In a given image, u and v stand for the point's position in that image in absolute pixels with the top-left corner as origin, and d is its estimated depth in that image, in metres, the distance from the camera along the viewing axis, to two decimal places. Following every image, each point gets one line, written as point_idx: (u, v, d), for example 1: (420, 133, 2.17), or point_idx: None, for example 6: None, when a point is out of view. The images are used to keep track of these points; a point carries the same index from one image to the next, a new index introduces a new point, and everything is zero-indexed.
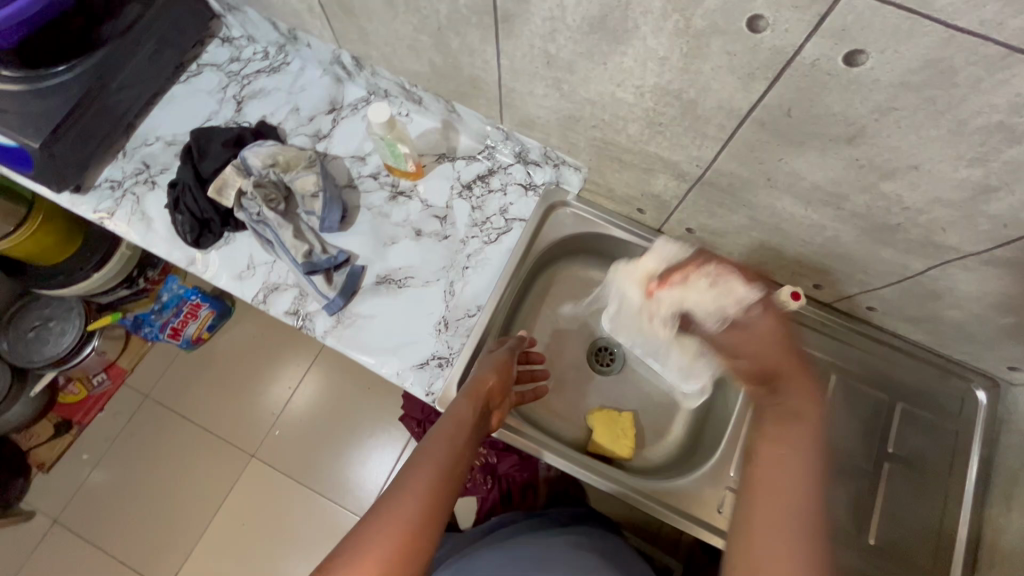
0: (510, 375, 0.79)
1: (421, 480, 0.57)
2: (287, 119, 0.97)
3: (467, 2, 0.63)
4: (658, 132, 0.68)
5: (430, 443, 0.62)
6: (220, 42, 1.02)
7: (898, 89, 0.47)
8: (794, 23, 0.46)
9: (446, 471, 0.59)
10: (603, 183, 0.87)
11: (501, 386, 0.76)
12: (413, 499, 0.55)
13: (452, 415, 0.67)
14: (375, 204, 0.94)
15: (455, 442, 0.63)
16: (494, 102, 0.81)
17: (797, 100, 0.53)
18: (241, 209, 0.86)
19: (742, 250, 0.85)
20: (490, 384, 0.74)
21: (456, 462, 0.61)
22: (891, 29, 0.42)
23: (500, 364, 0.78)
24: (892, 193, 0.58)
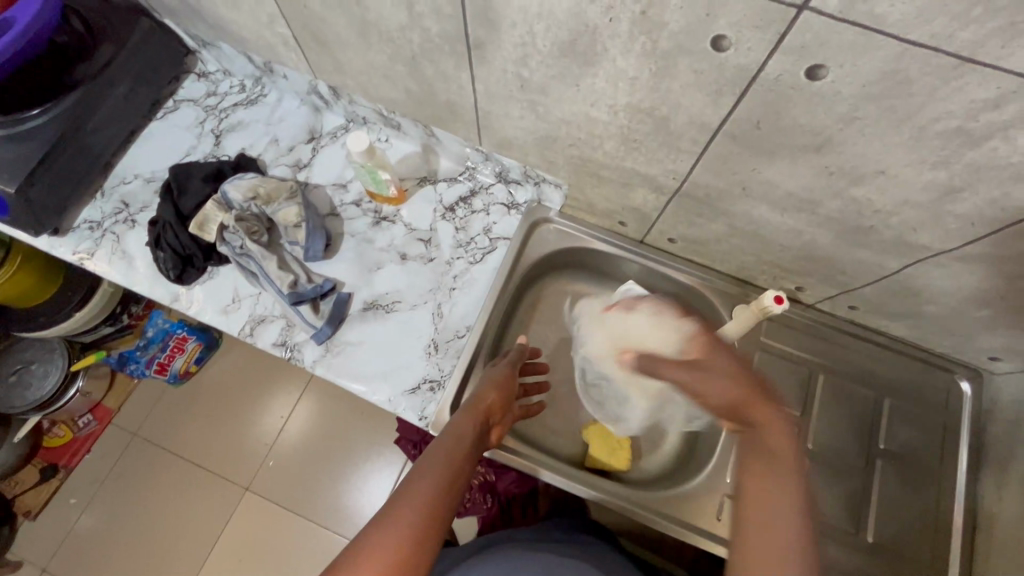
0: (511, 390, 0.80)
1: (420, 491, 0.59)
2: (266, 151, 0.97)
3: (438, 31, 0.64)
4: (633, 148, 0.69)
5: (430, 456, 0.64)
6: (196, 78, 1.03)
7: (859, 100, 0.48)
8: (755, 42, 0.47)
9: (446, 484, 0.61)
10: (584, 199, 0.88)
11: (502, 401, 0.77)
12: (413, 510, 0.56)
13: (453, 428, 0.69)
14: (359, 231, 0.94)
15: (454, 457, 0.64)
16: (472, 125, 0.82)
17: (765, 113, 0.54)
18: (223, 242, 0.86)
19: (724, 257, 0.86)
20: (491, 401, 0.75)
21: (455, 476, 0.62)
22: (849, 44, 0.44)
23: (501, 380, 0.79)
24: (862, 197, 0.60)
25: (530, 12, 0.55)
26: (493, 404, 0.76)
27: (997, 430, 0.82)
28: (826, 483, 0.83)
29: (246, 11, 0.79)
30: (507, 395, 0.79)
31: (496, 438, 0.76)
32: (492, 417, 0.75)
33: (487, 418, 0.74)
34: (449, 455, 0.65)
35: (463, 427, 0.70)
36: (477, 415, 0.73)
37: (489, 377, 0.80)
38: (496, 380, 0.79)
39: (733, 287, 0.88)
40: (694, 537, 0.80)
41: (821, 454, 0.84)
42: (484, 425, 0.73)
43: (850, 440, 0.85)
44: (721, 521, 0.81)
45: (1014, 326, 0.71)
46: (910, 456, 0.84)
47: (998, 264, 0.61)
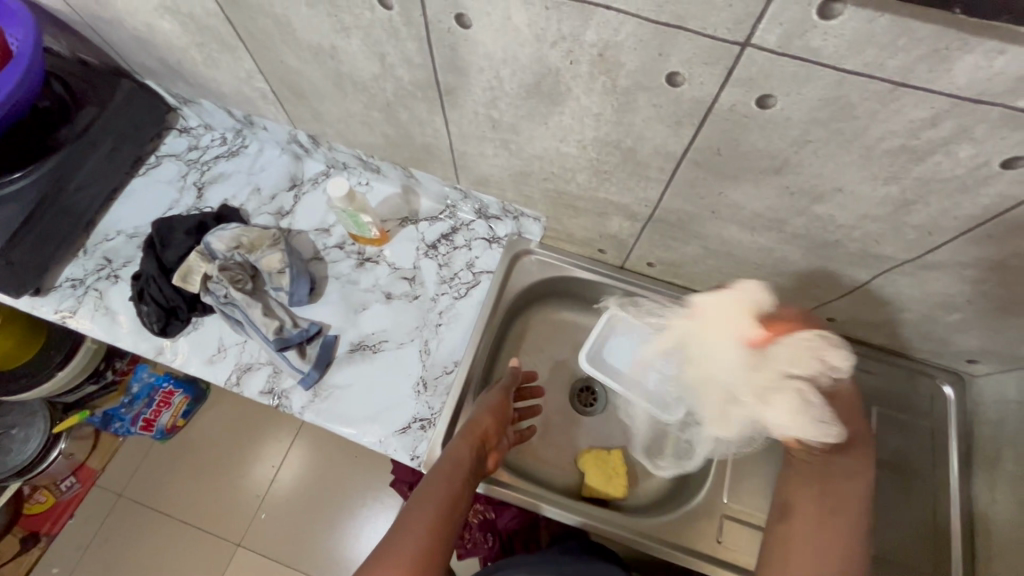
0: (506, 415, 0.79)
1: (424, 515, 0.59)
2: (248, 201, 0.99)
3: (411, 79, 0.67)
4: (605, 179, 0.72)
5: (430, 482, 0.64)
6: (178, 133, 1.05)
7: (809, 124, 0.51)
8: (707, 77, 0.51)
9: (445, 516, 0.61)
10: (563, 229, 0.90)
11: (499, 424, 0.77)
12: (412, 545, 0.56)
13: (449, 456, 0.68)
14: (343, 273, 0.95)
15: (453, 484, 0.65)
16: (449, 165, 0.85)
17: (723, 141, 0.57)
18: (207, 292, 0.86)
19: (702, 278, 0.88)
20: (487, 427, 0.75)
21: (452, 506, 0.62)
22: (792, 74, 0.47)
23: (497, 404, 0.79)
24: (824, 214, 0.63)
25: (496, 59, 0.58)
26: (489, 429, 0.75)
27: (985, 431, 0.83)
28: None
29: (225, 68, 0.82)
30: (503, 418, 0.78)
31: (493, 464, 0.75)
32: (490, 441, 0.74)
33: (483, 444, 0.73)
34: (447, 484, 0.64)
35: (459, 456, 0.69)
36: (473, 441, 0.72)
37: (486, 402, 0.79)
38: (493, 404, 0.78)
39: None
40: (695, 563, 0.80)
41: None
42: (480, 452, 0.72)
43: None
44: (721, 544, 0.81)
45: (986, 327, 0.74)
46: (902, 464, 0.85)
47: (959, 269, 0.64)
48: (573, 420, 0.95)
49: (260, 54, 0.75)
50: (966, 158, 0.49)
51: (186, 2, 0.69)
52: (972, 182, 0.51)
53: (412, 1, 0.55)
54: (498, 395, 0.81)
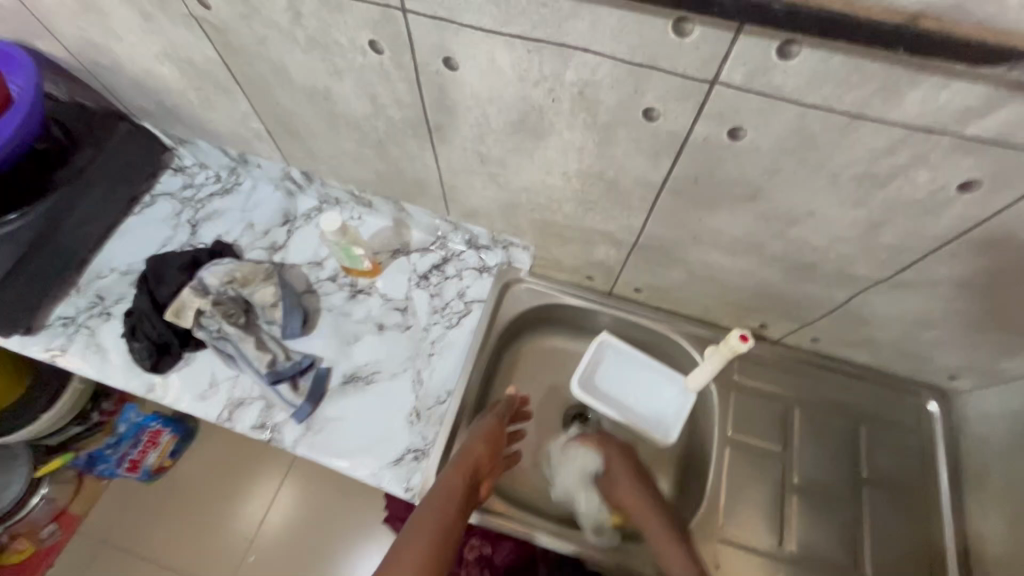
0: (499, 440, 0.79)
1: (419, 544, 0.63)
2: (242, 236, 1.01)
3: (401, 118, 0.70)
4: (590, 208, 0.74)
5: (425, 510, 0.67)
6: (173, 172, 1.07)
7: (778, 154, 0.55)
8: (681, 111, 0.54)
9: (439, 541, 0.64)
10: (551, 258, 0.92)
11: (491, 450, 0.77)
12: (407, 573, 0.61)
13: (443, 482, 0.70)
14: (336, 305, 0.96)
15: (448, 510, 0.67)
16: (439, 198, 0.87)
17: (699, 170, 0.60)
18: (200, 327, 0.87)
19: (688, 302, 0.90)
20: (482, 452, 0.75)
21: (447, 533, 0.65)
22: (759, 108, 0.50)
23: (490, 429, 0.79)
24: (800, 237, 0.65)
25: (482, 98, 0.61)
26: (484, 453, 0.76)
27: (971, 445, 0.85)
28: (818, 518, 0.83)
29: (221, 110, 0.85)
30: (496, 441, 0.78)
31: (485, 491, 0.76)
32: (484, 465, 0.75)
33: (476, 472, 0.73)
34: (441, 512, 0.67)
35: (453, 483, 0.70)
36: (467, 466, 0.73)
37: (479, 427, 0.79)
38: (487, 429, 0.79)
39: (701, 329, 0.92)
40: None
41: (809, 489, 0.85)
42: (474, 479, 0.73)
43: (834, 471, 0.86)
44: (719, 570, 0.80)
45: (961, 343, 0.76)
46: (894, 481, 0.86)
47: (931, 287, 0.66)
48: None
49: (255, 96, 0.78)
50: (925, 182, 0.52)
51: (185, 50, 0.73)
52: (934, 205, 0.54)
53: (401, 47, 0.58)
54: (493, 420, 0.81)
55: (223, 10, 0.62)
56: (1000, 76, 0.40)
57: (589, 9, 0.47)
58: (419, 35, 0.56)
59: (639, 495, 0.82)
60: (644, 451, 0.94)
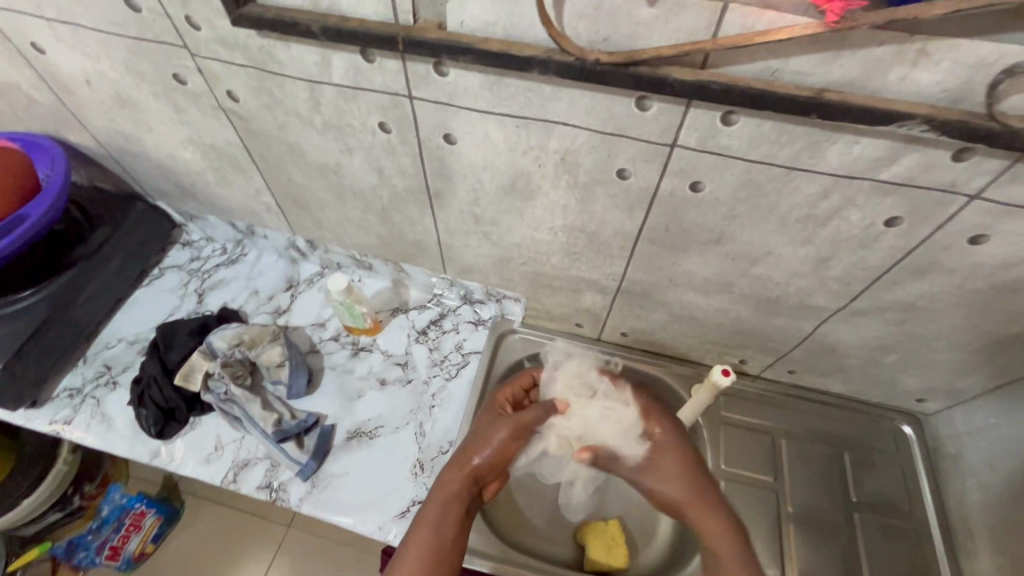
0: (504, 449, 0.80)
1: (418, 545, 0.69)
2: (247, 302, 1.06)
3: (404, 188, 0.79)
4: (575, 259, 0.83)
5: (426, 510, 0.73)
6: (181, 246, 1.13)
7: (733, 202, 0.64)
8: (649, 170, 0.64)
9: (440, 540, 0.70)
10: (543, 308, 0.99)
11: (499, 451, 0.79)
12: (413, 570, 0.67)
13: (442, 482, 0.76)
14: (338, 363, 1.00)
15: (447, 510, 0.72)
16: (437, 257, 0.95)
17: (668, 220, 0.69)
18: (207, 390, 0.90)
19: (671, 343, 0.97)
20: (486, 458, 0.78)
21: (450, 531, 0.71)
22: (712, 165, 0.60)
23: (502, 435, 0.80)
24: (762, 275, 0.74)
25: (477, 166, 0.71)
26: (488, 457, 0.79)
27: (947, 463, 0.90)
28: (817, 545, 0.86)
29: (236, 187, 0.93)
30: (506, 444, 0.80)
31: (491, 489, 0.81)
32: (489, 468, 0.79)
33: (479, 475, 0.78)
34: (440, 510, 0.73)
35: (453, 489, 0.74)
36: (468, 473, 0.76)
37: (486, 430, 0.81)
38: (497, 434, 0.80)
39: (686, 368, 0.98)
40: None
41: (803, 516, 0.88)
42: (475, 482, 0.77)
43: (825, 498, 0.90)
44: None
45: (919, 365, 0.84)
46: (882, 505, 0.89)
47: (882, 313, 0.75)
48: None
49: (270, 174, 0.86)
50: (858, 221, 0.62)
51: (209, 135, 0.82)
52: (868, 239, 0.64)
53: (408, 127, 0.68)
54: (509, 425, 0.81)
55: (250, 101, 0.72)
56: (897, 133, 0.51)
57: (567, 92, 0.57)
58: (423, 117, 0.66)
59: (697, 489, 0.75)
60: None
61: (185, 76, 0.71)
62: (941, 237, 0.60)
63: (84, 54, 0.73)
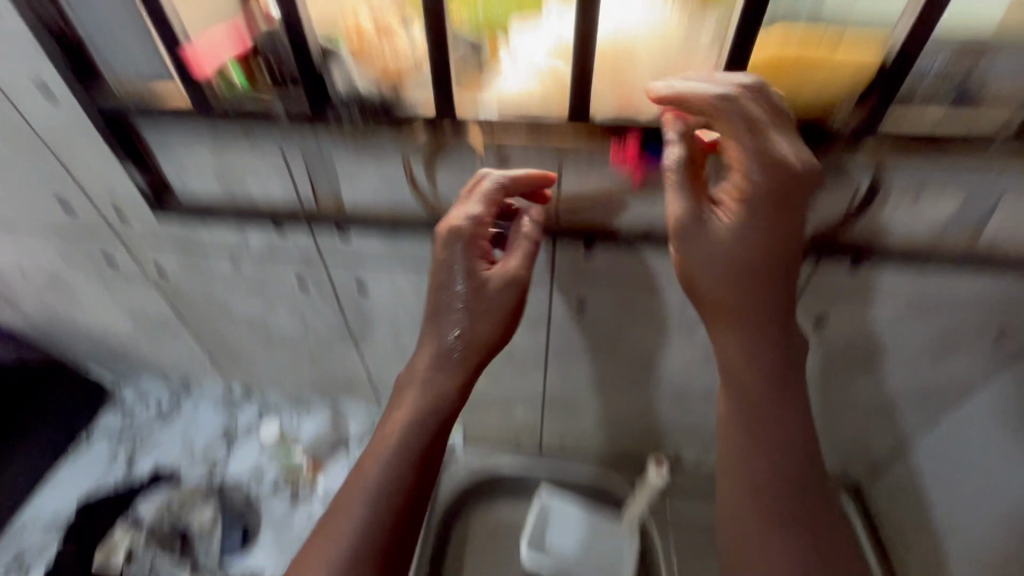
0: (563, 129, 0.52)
1: (405, 421, 0.55)
2: (181, 461, 1.02)
3: (329, 331, 0.85)
4: (498, 377, 0.88)
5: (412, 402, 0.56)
6: (113, 409, 1.10)
7: (617, 314, 0.73)
8: (539, 295, 0.72)
9: (420, 432, 0.55)
10: (480, 425, 1.01)
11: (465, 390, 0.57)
12: (392, 452, 0.54)
13: (422, 392, 0.56)
14: (277, 516, 0.95)
15: (430, 395, 0.56)
16: (371, 389, 0.97)
17: (570, 333, 0.77)
18: (132, 569, 0.88)
19: (607, 442, 0.99)
20: (422, 412, 0.55)
21: (426, 426, 0.55)
22: (590, 286, 0.70)
23: (450, 386, 0.56)
24: (663, 371, 0.81)
25: (390, 306, 0.78)
26: (441, 412, 0.56)
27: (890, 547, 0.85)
28: None
29: (169, 348, 0.96)
30: (452, 394, 0.56)
31: (489, 335, 0.56)
32: (429, 448, 0.55)
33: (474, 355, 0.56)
34: (427, 403, 0.56)
35: (364, 494, 0.53)
36: (416, 441, 0.55)
37: (423, 391, 0.56)
38: (434, 378, 0.56)
39: (632, 466, 0.99)
40: None
41: None
42: (463, 368, 0.56)
43: None
44: None
45: None
46: None
47: None
48: None
49: (202, 334, 0.91)
50: None
51: (140, 304, 0.87)
52: None
53: (324, 281, 0.75)
54: (481, 312, 0.55)
55: (178, 272, 0.79)
56: None
57: None
58: (336, 272, 0.74)
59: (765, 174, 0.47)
60: None
61: (115, 258, 0.78)
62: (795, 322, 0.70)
63: (19, 248, 0.79)
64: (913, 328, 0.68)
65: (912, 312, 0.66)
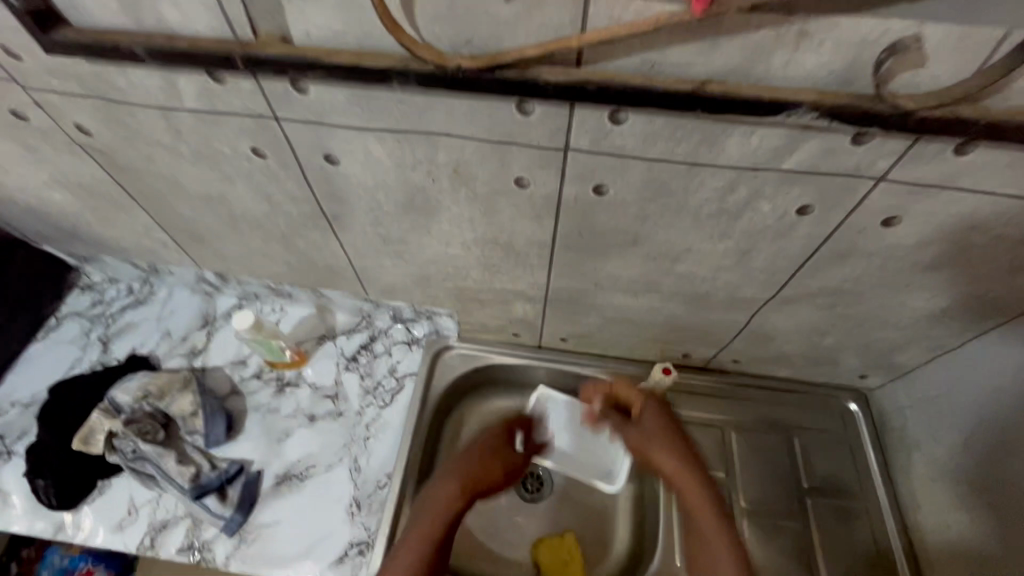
0: None
1: (423, 516, 0.69)
2: (159, 346, 0.97)
3: (299, 213, 0.73)
4: (495, 272, 0.78)
5: (425, 507, 0.70)
6: (81, 291, 1.02)
7: (641, 203, 0.60)
8: (547, 177, 0.59)
9: (428, 528, 0.68)
10: (476, 321, 0.93)
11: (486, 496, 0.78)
12: (415, 541, 0.67)
13: (431, 493, 0.71)
14: (262, 403, 0.93)
15: (438, 504, 0.69)
16: (355, 279, 0.88)
17: (581, 225, 0.65)
18: (113, 451, 0.83)
19: (612, 343, 0.92)
20: (432, 513, 0.69)
21: (434, 524, 0.68)
22: (611, 166, 0.56)
23: (450, 494, 0.70)
24: (685, 272, 0.71)
25: (368, 184, 0.65)
26: (447, 514, 0.68)
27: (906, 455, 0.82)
28: (769, 539, 0.82)
29: (123, 226, 0.85)
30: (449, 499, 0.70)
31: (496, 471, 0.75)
32: (438, 540, 0.67)
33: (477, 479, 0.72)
34: (432, 501, 0.70)
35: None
36: (428, 534, 0.67)
37: (436, 491, 0.71)
38: (437, 488, 0.71)
39: (637, 367, 0.93)
40: None
41: (756, 510, 0.84)
42: (469, 485, 0.72)
43: (777, 487, 0.86)
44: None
45: (857, 346, 0.82)
46: (833, 486, 0.86)
47: (812, 299, 0.72)
48: (517, 507, 0.89)
49: (155, 211, 0.79)
50: (770, 211, 0.59)
51: (74, 173, 0.74)
52: (784, 229, 0.61)
53: (283, 150, 0.62)
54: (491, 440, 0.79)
55: (106, 134, 0.65)
56: (790, 123, 0.48)
57: (441, 99, 0.52)
58: (297, 139, 0.60)
59: None
60: (594, 499, 0.90)
61: (25, 112, 0.64)
62: (857, 219, 0.58)
63: None
64: (1000, 232, 0.56)
65: (1006, 211, 0.53)
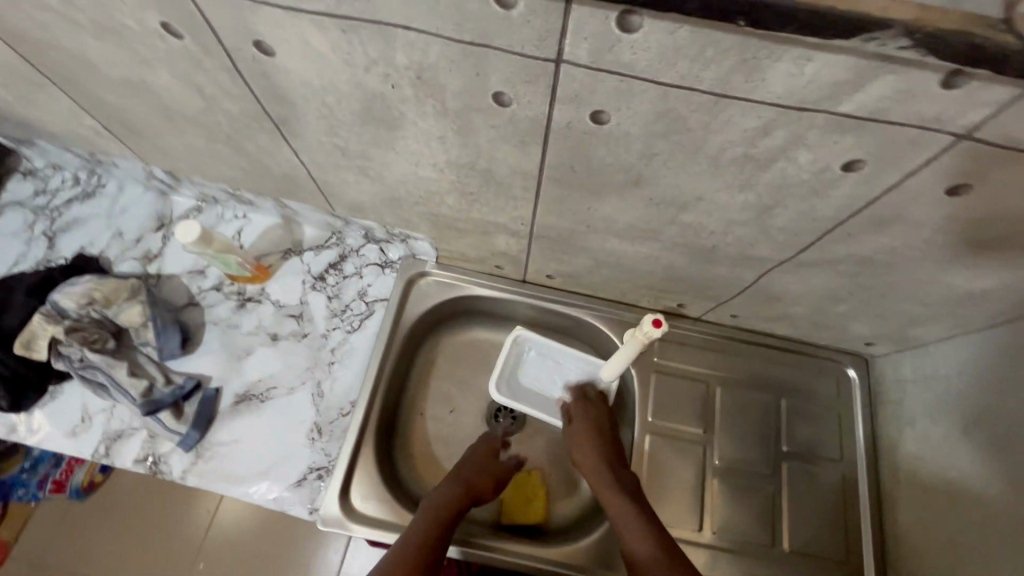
0: None
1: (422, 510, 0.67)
2: (109, 248, 0.89)
3: (240, 111, 0.60)
4: (473, 201, 0.67)
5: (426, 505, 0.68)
6: (22, 177, 0.92)
7: (649, 138, 0.48)
8: (533, 95, 0.46)
9: (429, 522, 0.66)
10: (454, 249, 0.84)
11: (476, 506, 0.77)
12: (415, 532, 0.64)
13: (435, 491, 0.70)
14: (221, 317, 0.87)
15: (439, 500, 0.69)
16: (317, 193, 0.77)
17: (573, 157, 0.53)
18: (59, 357, 0.78)
19: (602, 286, 0.83)
20: (431, 504, 0.68)
21: (436, 519, 0.66)
22: (614, 88, 0.43)
23: (451, 493, 0.70)
24: (693, 221, 0.60)
25: (314, 84, 0.52)
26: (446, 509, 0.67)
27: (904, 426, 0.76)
28: (738, 499, 0.79)
29: (45, 107, 0.73)
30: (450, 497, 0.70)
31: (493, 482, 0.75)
32: (439, 534, 0.65)
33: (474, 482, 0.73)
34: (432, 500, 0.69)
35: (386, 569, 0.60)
36: (429, 530, 0.65)
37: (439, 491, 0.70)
38: (439, 488, 0.71)
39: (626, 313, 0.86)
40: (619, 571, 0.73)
41: (730, 469, 0.80)
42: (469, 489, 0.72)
43: (756, 448, 0.82)
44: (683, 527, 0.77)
45: (872, 316, 0.73)
46: (816, 452, 0.82)
47: (835, 265, 0.62)
48: None
49: (75, 94, 0.66)
50: (807, 163, 0.47)
51: None
52: (821, 185, 0.49)
53: (203, 30, 0.48)
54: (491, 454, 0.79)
55: None
56: (863, 50, 0.34)
57: None
58: (216, 15, 0.46)
59: None
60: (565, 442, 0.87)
61: None
62: (914, 182, 0.46)
63: None
64: None
65: None
